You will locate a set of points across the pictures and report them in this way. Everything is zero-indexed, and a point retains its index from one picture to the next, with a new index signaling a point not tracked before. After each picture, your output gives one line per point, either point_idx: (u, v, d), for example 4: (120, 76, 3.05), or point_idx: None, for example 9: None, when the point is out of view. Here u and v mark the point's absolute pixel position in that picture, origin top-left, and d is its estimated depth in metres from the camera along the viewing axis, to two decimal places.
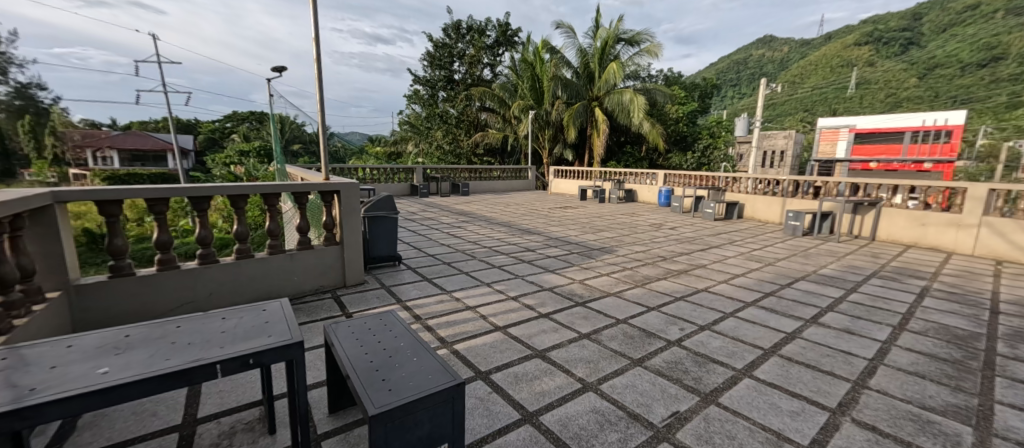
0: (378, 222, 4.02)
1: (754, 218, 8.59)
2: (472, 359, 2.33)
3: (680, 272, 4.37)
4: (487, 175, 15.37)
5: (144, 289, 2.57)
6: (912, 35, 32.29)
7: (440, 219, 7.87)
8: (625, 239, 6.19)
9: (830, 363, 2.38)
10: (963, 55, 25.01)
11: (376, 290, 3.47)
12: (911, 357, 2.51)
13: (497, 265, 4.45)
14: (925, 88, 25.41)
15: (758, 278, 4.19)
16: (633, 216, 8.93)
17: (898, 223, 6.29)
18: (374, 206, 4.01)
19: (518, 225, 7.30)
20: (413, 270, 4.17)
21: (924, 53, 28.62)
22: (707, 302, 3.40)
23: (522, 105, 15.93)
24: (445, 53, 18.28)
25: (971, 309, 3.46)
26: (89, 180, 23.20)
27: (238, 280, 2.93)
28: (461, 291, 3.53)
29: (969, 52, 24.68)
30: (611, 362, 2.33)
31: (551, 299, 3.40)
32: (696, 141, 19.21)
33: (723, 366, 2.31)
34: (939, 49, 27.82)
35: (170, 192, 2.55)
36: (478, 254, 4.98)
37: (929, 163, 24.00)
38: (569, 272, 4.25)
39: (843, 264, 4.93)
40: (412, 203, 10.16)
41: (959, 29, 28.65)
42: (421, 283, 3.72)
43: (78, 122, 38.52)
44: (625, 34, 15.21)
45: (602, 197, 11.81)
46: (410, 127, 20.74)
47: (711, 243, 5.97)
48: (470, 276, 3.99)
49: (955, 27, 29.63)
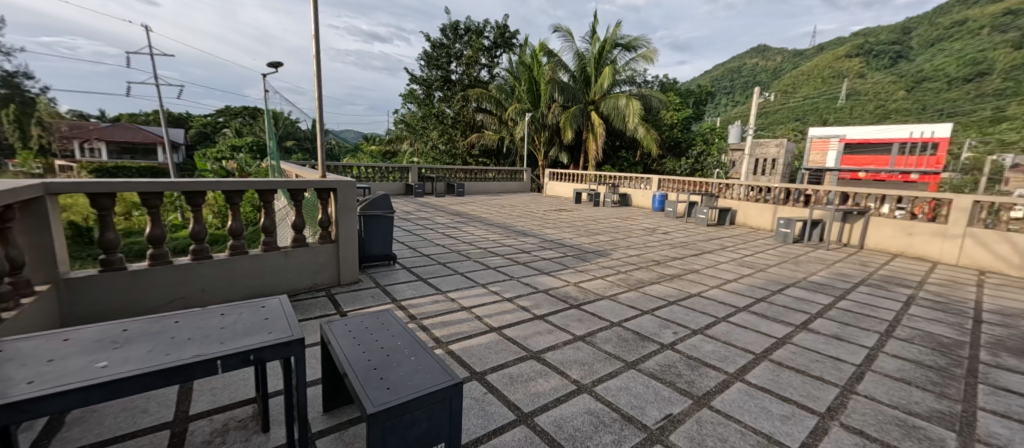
0: (373, 221, 4.01)
1: (746, 224, 8.69)
2: (468, 360, 2.34)
3: (673, 276, 4.41)
4: (481, 176, 15.36)
5: (135, 283, 2.53)
6: (902, 48, 33.03)
7: (435, 219, 7.86)
8: (620, 243, 6.24)
9: (819, 368, 2.43)
10: (950, 69, 26.01)
11: (370, 289, 3.46)
12: (898, 363, 2.56)
13: (492, 266, 4.46)
14: (913, 101, 26.02)
15: (750, 284, 4.25)
16: (628, 220, 8.99)
17: (886, 232, 6.41)
18: (370, 205, 4.02)
19: (513, 227, 7.31)
20: (408, 269, 4.16)
21: (912, 66, 29.26)
22: (701, 306, 3.43)
23: (519, 108, 16.13)
24: (442, 53, 18.26)
25: (955, 317, 3.53)
26: (75, 172, 22.86)
27: (230, 276, 2.89)
28: (456, 292, 3.53)
29: (956, 67, 25.72)
30: (605, 364, 2.35)
31: (546, 301, 3.41)
32: (690, 147, 19.44)
33: (716, 370, 2.34)
34: (927, 63, 28.53)
35: (163, 186, 2.51)
36: (473, 255, 4.98)
37: (914, 175, 23.65)
38: (564, 275, 4.26)
39: (832, 271, 5.02)
40: (407, 203, 10.17)
41: (946, 44, 29.41)
42: (417, 283, 3.71)
43: (66, 113, 37.84)
44: (623, 39, 15.38)
45: (597, 200, 11.96)
46: (406, 126, 20.75)
47: (704, 248, 6.05)
48: (465, 277, 3.99)
49: (942, 42, 30.39)
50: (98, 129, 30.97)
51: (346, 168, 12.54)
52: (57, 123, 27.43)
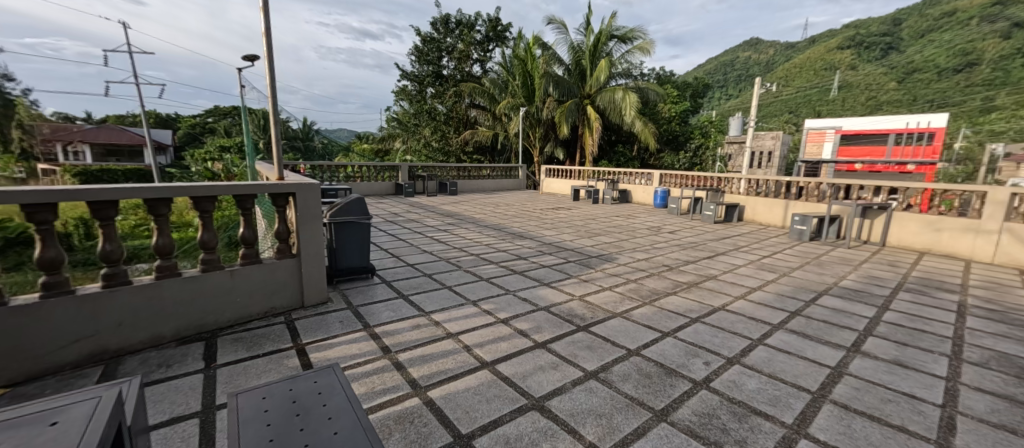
0: (346, 229, 3.49)
1: (756, 221, 8.19)
2: (452, 415, 1.82)
3: (690, 285, 3.90)
4: (476, 174, 14.86)
5: (21, 321, 1.94)
6: (893, 40, 33.03)
7: (425, 221, 7.33)
8: (625, 245, 5.73)
9: (897, 414, 1.91)
10: (940, 60, 26.69)
11: (340, 312, 2.92)
12: (987, 401, 2.06)
13: (485, 277, 3.91)
14: (904, 92, 25.92)
15: (777, 293, 3.74)
16: (631, 218, 8.51)
17: (910, 228, 5.94)
18: (343, 210, 3.46)
19: (509, 228, 6.79)
20: (388, 284, 3.62)
21: (903, 58, 29.42)
22: (729, 324, 2.94)
23: (511, 103, 15.57)
24: (433, 47, 17.62)
25: (1022, 331, 3.03)
26: (57, 176, 22.04)
27: (158, 306, 2.33)
28: (442, 313, 2.98)
29: (945, 58, 26.43)
30: (628, 416, 1.83)
31: (547, 322, 2.88)
32: (688, 141, 19.04)
33: (768, 421, 1.83)
34: (919, 54, 28.65)
35: (55, 195, 1.94)
36: (463, 263, 4.43)
37: (911, 165, 22.41)
38: (567, 286, 3.74)
39: (862, 274, 4.53)
40: (397, 203, 9.63)
41: (937, 35, 29.55)
42: (397, 302, 3.18)
43: (52, 116, 36.99)
44: (618, 30, 14.81)
45: (596, 197, 11.48)
46: (399, 123, 20.23)
47: (717, 250, 5.56)
48: (452, 292, 3.44)
49: (933, 33, 30.43)
50: (82, 131, 30.26)
51: (338, 167, 11.88)
52: (42, 126, 26.71)
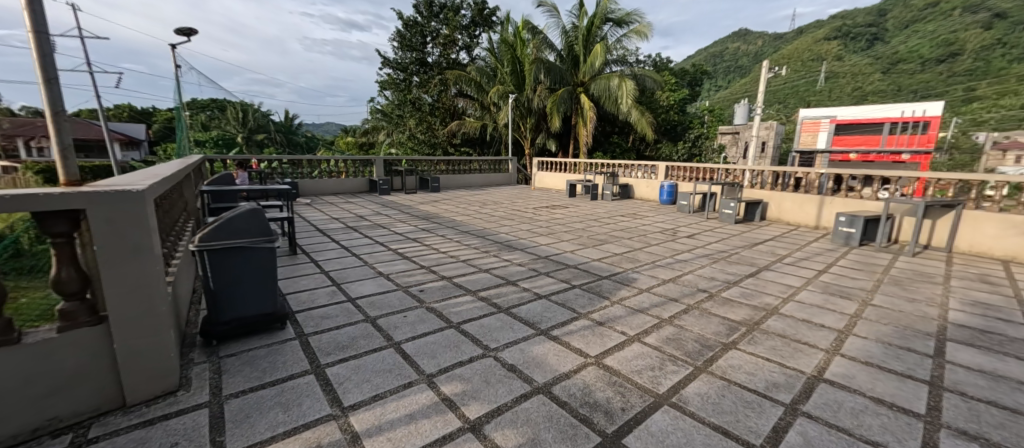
0: (226, 258, 2.21)
1: (781, 220, 7.07)
2: None
3: (750, 328, 2.70)
4: (462, 167, 13.54)
5: None
6: (878, 30, 32.50)
7: (394, 226, 6.05)
8: (642, 257, 4.53)
9: None
10: (924, 51, 26.23)
11: (188, 419, 1.66)
12: None
13: (454, 323, 2.64)
14: (889, 82, 25.43)
15: (879, 340, 2.56)
16: (637, 218, 7.33)
17: (985, 230, 4.86)
18: (221, 230, 2.18)
19: (496, 236, 5.55)
20: (303, 341, 2.36)
21: (888, 49, 28.98)
22: (858, 421, 1.75)
23: (500, 91, 14.15)
24: (416, 32, 16.23)
25: None
26: (16, 175, 20.18)
27: None
28: (371, 412, 1.74)
29: (929, 48, 25.93)
30: None
31: (552, 429, 1.67)
32: (686, 131, 17.96)
33: None
34: (905, 44, 28.21)
35: None
36: (429, 294, 3.18)
37: (906, 154, 21.58)
38: (575, 337, 2.50)
39: (962, 299, 3.41)
40: (366, 203, 8.31)
41: (922, 26, 29.16)
42: (303, 385, 1.93)
43: (20, 110, 34.79)
44: (613, 14, 13.52)
45: (594, 193, 10.29)
46: (381, 115, 18.79)
47: (756, 262, 4.40)
48: (400, 357, 2.20)
49: (917, 24, 30.09)
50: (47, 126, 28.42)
51: (314, 162, 10.49)
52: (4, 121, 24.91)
